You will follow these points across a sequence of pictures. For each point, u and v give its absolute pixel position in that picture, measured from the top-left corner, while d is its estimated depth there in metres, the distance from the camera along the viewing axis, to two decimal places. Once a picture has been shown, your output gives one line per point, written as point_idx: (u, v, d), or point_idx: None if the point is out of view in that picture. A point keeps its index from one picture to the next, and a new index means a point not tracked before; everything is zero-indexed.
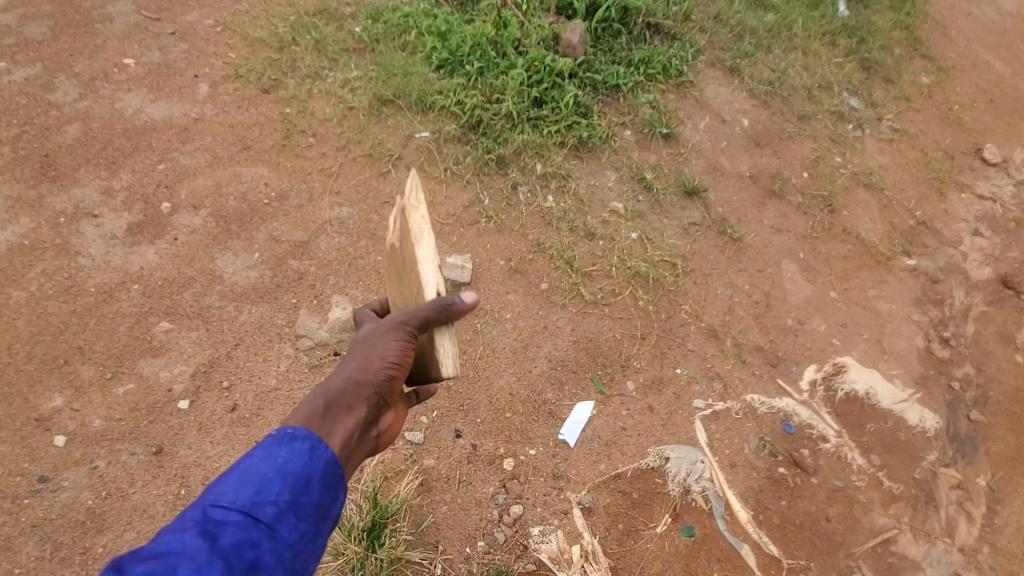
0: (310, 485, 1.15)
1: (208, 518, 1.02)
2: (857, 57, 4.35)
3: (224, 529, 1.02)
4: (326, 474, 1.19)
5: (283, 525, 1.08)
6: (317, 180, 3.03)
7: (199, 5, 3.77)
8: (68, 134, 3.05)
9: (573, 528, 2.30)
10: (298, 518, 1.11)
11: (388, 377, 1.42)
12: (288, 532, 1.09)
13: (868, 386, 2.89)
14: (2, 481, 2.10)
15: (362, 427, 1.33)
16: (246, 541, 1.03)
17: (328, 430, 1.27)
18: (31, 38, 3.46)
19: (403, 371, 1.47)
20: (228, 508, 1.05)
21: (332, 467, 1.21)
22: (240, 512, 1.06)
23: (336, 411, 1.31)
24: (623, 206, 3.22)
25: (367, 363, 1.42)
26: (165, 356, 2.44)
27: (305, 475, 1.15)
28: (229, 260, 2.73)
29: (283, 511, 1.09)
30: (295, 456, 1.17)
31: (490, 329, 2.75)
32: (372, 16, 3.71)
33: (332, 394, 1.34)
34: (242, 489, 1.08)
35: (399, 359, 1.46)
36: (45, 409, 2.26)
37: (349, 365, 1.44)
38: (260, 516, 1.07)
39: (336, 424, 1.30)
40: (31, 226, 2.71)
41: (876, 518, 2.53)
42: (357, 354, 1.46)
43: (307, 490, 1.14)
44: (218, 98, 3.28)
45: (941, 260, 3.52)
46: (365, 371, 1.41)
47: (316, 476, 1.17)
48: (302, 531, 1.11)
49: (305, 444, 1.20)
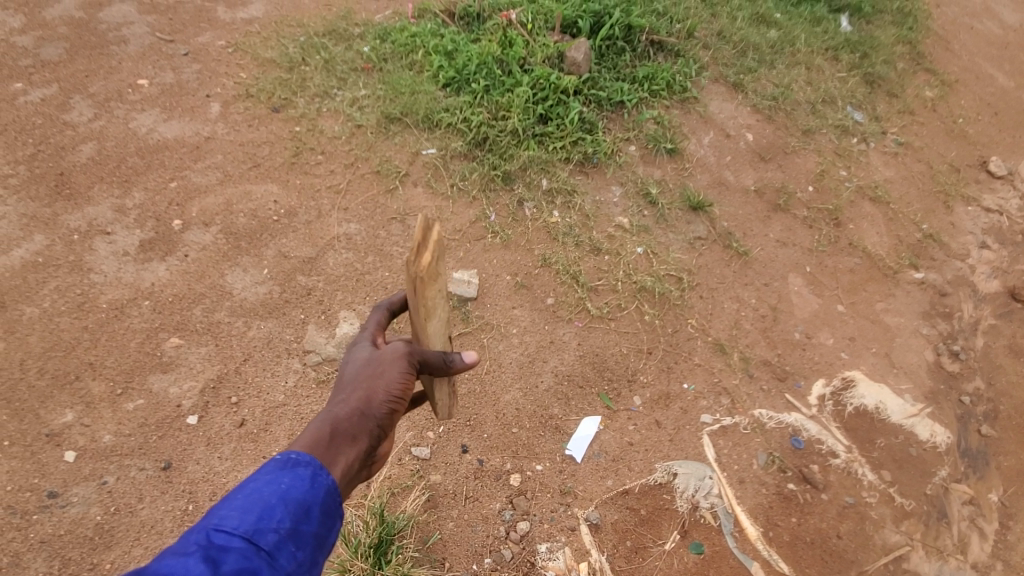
0: (310, 513, 1.16)
1: (211, 543, 1.03)
2: (860, 71, 4.38)
3: (226, 555, 1.03)
4: (326, 503, 1.20)
5: (283, 553, 1.10)
6: (326, 197, 3.07)
7: (211, 27, 3.86)
8: (83, 153, 3.12)
9: (580, 545, 2.28)
10: (297, 547, 1.12)
11: (390, 410, 1.45)
12: (287, 561, 1.10)
13: (877, 400, 2.87)
14: (12, 497, 2.12)
15: (362, 459, 1.36)
16: (247, 569, 1.04)
17: (330, 459, 1.30)
18: (47, 60, 3.55)
19: (404, 403, 1.48)
20: (230, 533, 1.06)
21: (334, 496, 1.22)
22: (242, 538, 1.07)
23: (339, 441, 1.33)
24: (628, 221, 3.24)
25: (372, 393, 1.44)
26: (175, 371, 2.46)
27: (306, 503, 1.16)
28: (239, 276, 2.76)
29: (284, 539, 1.10)
30: (298, 483, 1.18)
31: (496, 344, 2.76)
32: (380, 36, 3.78)
33: (337, 424, 1.36)
34: (246, 515, 1.09)
35: (403, 392, 1.47)
36: (56, 424, 2.29)
37: (353, 389, 1.44)
38: (261, 544, 1.07)
39: (338, 454, 1.32)
40: (45, 243, 2.76)
41: (888, 536, 2.49)
42: (361, 379, 1.46)
43: (308, 519, 1.15)
44: (229, 117, 3.35)
45: (948, 273, 3.50)
46: (370, 403, 1.42)
47: (317, 504, 1.18)
48: (301, 560, 1.12)
49: (308, 471, 1.21)
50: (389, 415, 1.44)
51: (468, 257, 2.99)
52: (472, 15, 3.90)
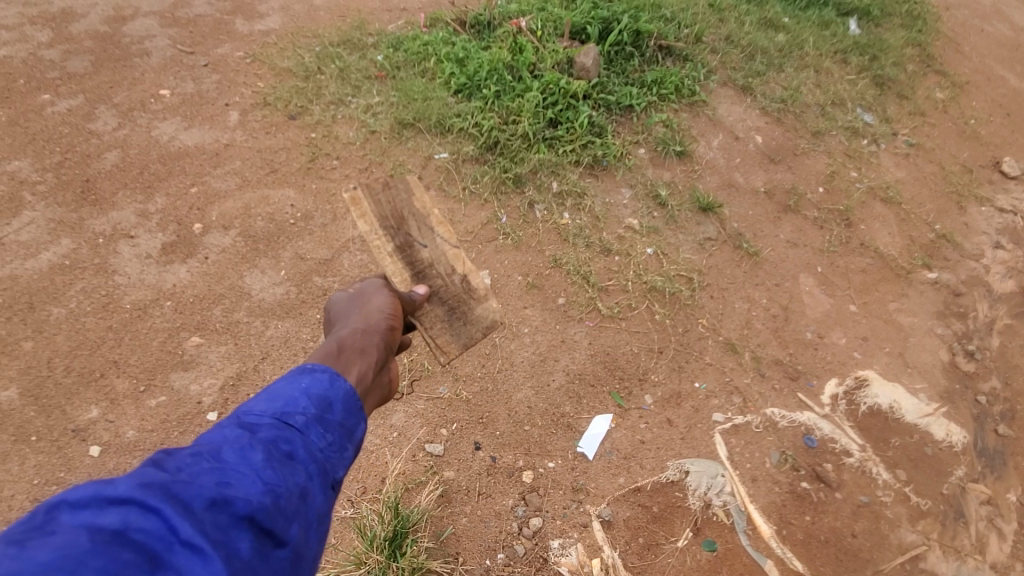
0: (333, 405, 1.23)
1: (242, 421, 1.11)
2: (870, 74, 4.39)
3: (259, 427, 1.10)
4: (348, 399, 1.27)
5: (313, 432, 1.16)
6: (341, 201, 3.15)
7: (230, 39, 3.98)
8: (108, 160, 3.22)
9: (593, 542, 2.29)
10: (325, 429, 1.18)
11: (387, 330, 1.67)
12: (318, 438, 1.15)
13: (892, 400, 2.85)
14: (39, 490, 2.18)
15: (375, 366, 1.51)
16: (281, 438, 1.10)
17: (343, 365, 1.45)
18: (73, 72, 3.68)
19: (396, 326, 1.73)
20: (259, 415, 1.14)
21: (354, 395, 1.29)
22: (271, 418, 1.14)
23: (348, 353, 1.50)
24: (638, 222, 3.27)
25: (368, 321, 1.67)
26: (195, 370, 2.53)
27: (327, 397, 1.24)
28: (257, 277, 2.84)
29: (311, 421, 1.17)
30: (317, 382, 1.26)
31: (508, 343, 2.80)
32: (393, 45, 3.88)
33: (345, 343, 1.55)
34: (272, 402, 1.17)
35: (392, 314, 1.74)
36: (82, 420, 2.36)
37: (351, 324, 1.67)
38: (290, 421, 1.14)
39: (350, 362, 1.48)
40: (72, 246, 2.86)
41: (904, 535, 2.46)
42: (354, 316, 1.71)
43: (331, 410, 1.22)
44: (247, 125, 3.45)
45: (962, 273, 3.48)
46: (368, 326, 1.64)
47: (339, 399, 1.25)
48: (331, 440, 1.17)
49: (325, 375, 1.29)
50: (388, 336, 1.66)
51: (480, 258, 3.04)
52: (483, 23, 3.98)
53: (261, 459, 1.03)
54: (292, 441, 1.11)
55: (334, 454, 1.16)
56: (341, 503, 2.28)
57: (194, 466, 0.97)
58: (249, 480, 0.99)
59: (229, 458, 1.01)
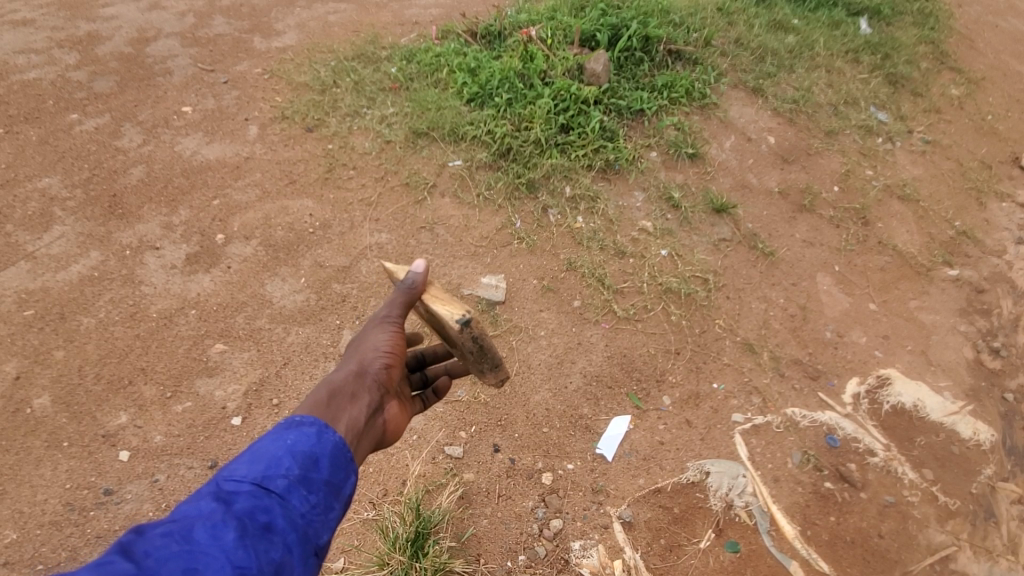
0: (319, 463, 1.21)
1: (221, 489, 1.10)
2: (883, 72, 4.38)
3: (236, 497, 1.09)
4: (335, 455, 1.24)
5: (295, 495, 1.14)
6: (358, 210, 3.21)
7: (248, 57, 4.11)
8: (133, 175, 3.33)
9: (614, 543, 2.28)
10: (309, 490, 1.16)
11: (385, 367, 1.55)
12: (300, 502, 1.14)
13: (915, 398, 2.81)
14: (71, 494, 2.24)
15: (367, 412, 1.41)
16: (258, 507, 1.09)
17: (333, 414, 1.35)
18: (100, 92, 3.82)
19: (397, 360, 1.59)
20: (240, 480, 1.12)
21: (342, 450, 1.27)
22: (252, 483, 1.12)
23: (339, 399, 1.39)
24: (652, 224, 3.28)
25: (365, 358, 1.55)
26: (220, 375, 2.59)
27: (314, 454, 1.21)
28: (278, 285, 2.90)
29: (294, 483, 1.15)
30: (304, 438, 1.23)
31: (525, 346, 2.81)
32: (406, 58, 3.96)
33: (336, 384, 1.44)
34: (254, 465, 1.15)
35: (392, 349, 1.59)
36: (112, 425, 2.42)
37: (347, 362, 1.55)
38: (271, 487, 1.12)
39: (340, 410, 1.38)
40: (100, 259, 2.95)
41: (932, 536, 2.41)
42: (353, 353, 1.58)
43: (317, 467, 1.20)
44: (266, 138, 3.54)
45: (984, 269, 3.43)
46: (363, 364, 1.53)
47: (326, 455, 1.23)
48: (314, 502, 1.16)
49: (313, 429, 1.27)
50: (386, 374, 1.53)
51: (495, 262, 3.07)
52: (494, 34, 4.05)
53: (234, 538, 1.03)
54: (270, 510, 1.10)
55: (316, 518, 1.15)
56: (363, 505, 2.30)
57: (162, 550, 0.98)
58: (219, 563, 1.00)
59: (200, 538, 1.01)
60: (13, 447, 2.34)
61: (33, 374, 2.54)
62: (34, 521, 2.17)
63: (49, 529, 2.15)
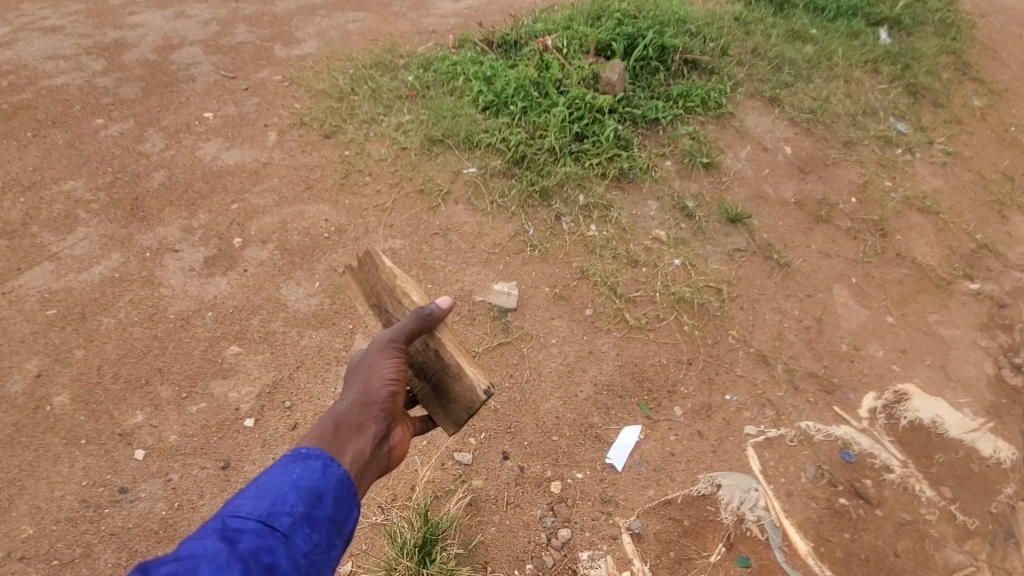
0: (323, 498, 1.23)
1: (226, 526, 1.10)
2: (903, 82, 4.32)
3: (241, 536, 1.10)
4: (339, 490, 1.27)
5: (298, 534, 1.16)
6: (373, 216, 3.24)
7: (269, 64, 4.19)
8: (155, 179, 3.40)
9: (623, 555, 2.25)
10: (312, 529, 1.17)
11: (389, 396, 1.54)
12: (303, 542, 1.15)
13: (933, 414, 2.75)
14: (87, 491, 2.28)
15: (373, 443, 1.43)
16: (263, 547, 1.10)
17: (339, 446, 1.38)
18: (125, 98, 3.91)
19: (402, 384, 1.59)
20: (245, 517, 1.13)
21: (346, 484, 1.29)
22: (257, 521, 1.13)
23: (345, 431, 1.41)
24: (666, 233, 3.27)
25: (368, 385, 1.54)
26: (234, 377, 2.62)
27: (318, 490, 1.23)
28: (293, 289, 2.94)
29: (298, 521, 1.16)
30: (309, 472, 1.25)
31: (536, 353, 2.81)
32: (423, 66, 4.01)
33: (341, 416, 1.45)
34: (259, 501, 1.16)
35: (397, 376, 1.57)
36: (128, 424, 2.47)
37: (352, 387, 1.55)
38: (275, 525, 1.14)
39: (346, 442, 1.40)
40: (121, 260, 3.02)
41: (951, 555, 2.35)
42: (357, 377, 1.57)
43: (321, 504, 1.21)
44: (285, 144, 3.60)
45: (1007, 284, 3.36)
46: (367, 393, 1.52)
47: (330, 491, 1.25)
48: (316, 541, 1.17)
49: (318, 462, 1.29)
50: (392, 400, 1.55)
51: (508, 269, 3.08)
52: (510, 43, 4.08)
53: None
54: (274, 551, 1.11)
55: (318, 557, 1.17)
56: (371, 509, 2.31)
57: None
58: None
59: None
60: (33, 443, 2.40)
61: (54, 372, 2.60)
62: (51, 517, 2.21)
63: (65, 525, 2.19)
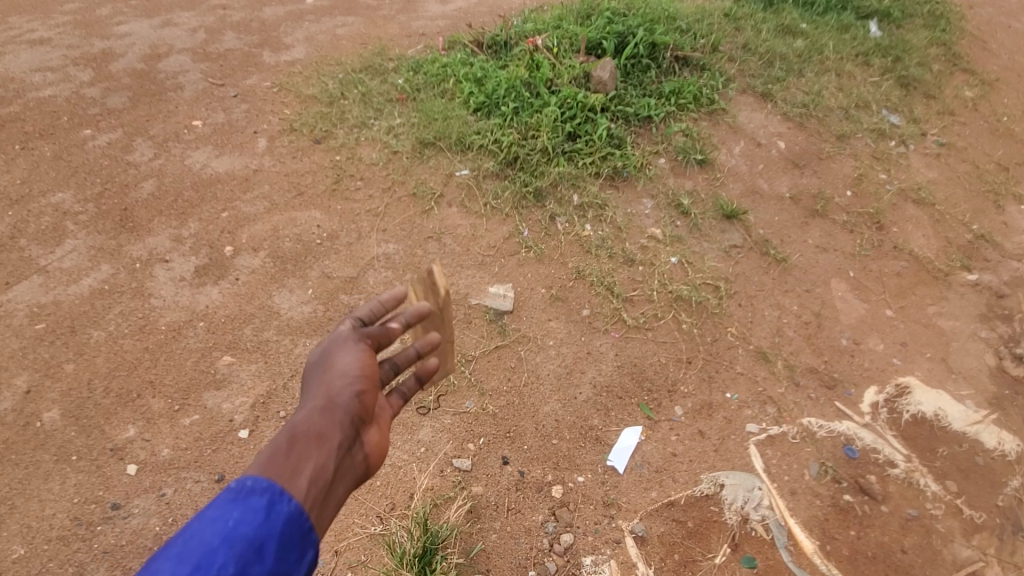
0: (263, 550, 1.11)
1: None
2: (894, 75, 4.32)
3: None
4: (284, 533, 1.16)
5: None
6: (365, 221, 3.21)
7: (258, 71, 4.15)
8: (145, 189, 3.36)
9: (627, 558, 2.23)
10: None
11: (355, 396, 1.45)
12: None
13: (936, 407, 2.72)
14: (79, 508, 2.23)
15: (336, 458, 1.34)
16: None
17: (295, 467, 1.28)
18: (112, 108, 3.87)
19: (367, 383, 1.49)
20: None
21: (295, 525, 1.18)
22: None
23: (302, 446, 1.32)
24: (661, 231, 3.24)
25: (332, 391, 1.45)
26: (227, 388, 2.58)
27: (258, 540, 1.11)
28: (286, 297, 2.90)
29: None
30: (248, 518, 1.13)
31: (534, 355, 2.77)
32: (413, 68, 3.98)
33: (299, 430, 1.35)
34: (183, 562, 1.05)
35: (365, 373, 1.49)
36: (120, 439, 2.42)
37: (314, 395, 1.45)
38: None
39: (304, 459, 1.30)
40: (110, 272, 2.97)
41: (959, 551, 2.32)
42: (320, 380, 1.48)
43: (260, 557, 1.10)
44: (275, 150, 3.56)
45: (1005, 273, 3.34)
46: (330, 399, 1.43)
47: (272, 539, 1.13)
48: None
49: (262, 502, 1.18)
50: (357, 403, 1.45)
51: (503, 271, 3.04)
52: (500, 44, 4.06)
53: None
54: None
55: None
56: (370, 519, 2.27)
57: None
58: None
59: None
60: (23, 461, 2.34)
61: (43, 388, 2.55)
62: (42, 535, 2.16)
63: (57, 543, 2.15)
